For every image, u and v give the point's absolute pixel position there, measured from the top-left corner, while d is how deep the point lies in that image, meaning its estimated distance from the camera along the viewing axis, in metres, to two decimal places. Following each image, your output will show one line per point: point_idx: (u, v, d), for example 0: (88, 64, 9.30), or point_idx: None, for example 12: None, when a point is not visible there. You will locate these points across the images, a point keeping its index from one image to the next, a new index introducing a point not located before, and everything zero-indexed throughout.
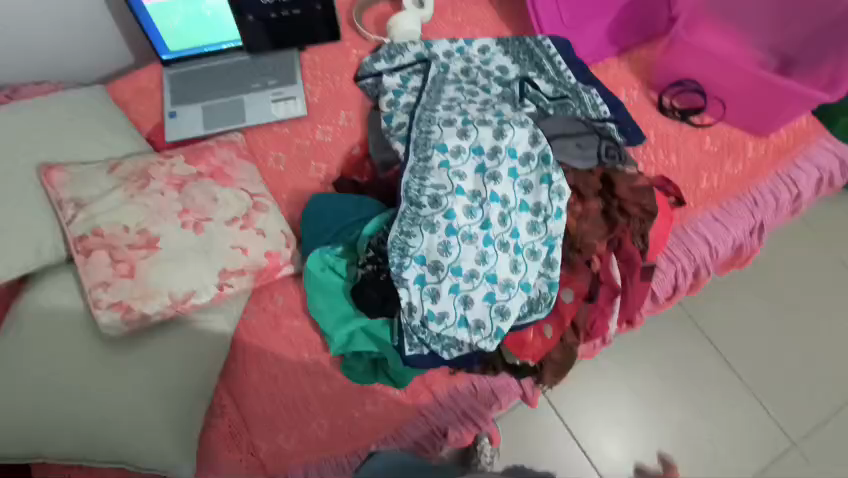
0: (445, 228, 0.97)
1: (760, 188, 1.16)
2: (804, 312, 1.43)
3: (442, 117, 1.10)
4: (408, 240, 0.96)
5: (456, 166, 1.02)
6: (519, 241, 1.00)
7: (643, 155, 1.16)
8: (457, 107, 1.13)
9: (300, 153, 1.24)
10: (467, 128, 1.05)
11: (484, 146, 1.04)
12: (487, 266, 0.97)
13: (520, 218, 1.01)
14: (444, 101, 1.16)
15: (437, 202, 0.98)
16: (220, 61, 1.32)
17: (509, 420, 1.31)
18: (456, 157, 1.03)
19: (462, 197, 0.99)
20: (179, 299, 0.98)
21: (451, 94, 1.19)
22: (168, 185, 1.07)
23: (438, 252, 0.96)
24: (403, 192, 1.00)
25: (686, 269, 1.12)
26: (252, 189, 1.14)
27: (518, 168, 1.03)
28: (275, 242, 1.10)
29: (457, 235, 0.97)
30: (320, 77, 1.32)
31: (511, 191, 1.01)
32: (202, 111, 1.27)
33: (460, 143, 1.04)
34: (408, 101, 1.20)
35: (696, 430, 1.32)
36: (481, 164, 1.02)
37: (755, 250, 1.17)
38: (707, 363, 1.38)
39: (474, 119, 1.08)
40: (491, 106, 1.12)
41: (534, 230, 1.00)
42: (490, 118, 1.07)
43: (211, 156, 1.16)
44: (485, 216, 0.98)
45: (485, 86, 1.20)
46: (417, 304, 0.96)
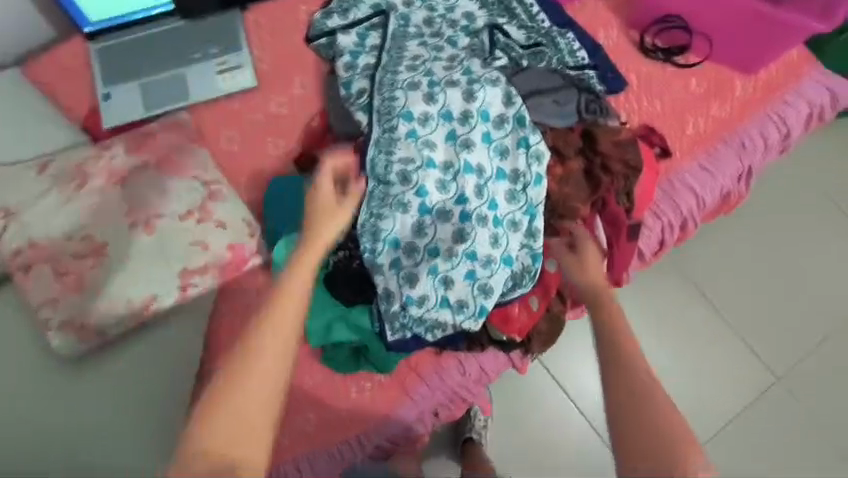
0: (417, 207, 0.91)
1: (748, 128, 1.09)
2: (789, 249, 1.41)
3: (405, 80, 0.99)
4: (380, 223, 0.90)
5: (425, 135, 0.93)
6: (498, 212, 0.93)
7: (625, 104, 1.08)
8: (422, 66, 1.01)
9: (255, 130, 1.13)
10: (435, 91, 0.96)
11: (454, 110, 0.95)
12: (467, 242, 0.91)
13: (497, 189, 0.93)
14: (406, 59, 1.04)
15: (407, 178, 0.91)
16: (151, 30, 1.15)
17: (502, 387, 1.29)
18: (423, 125, 0.94)
19: (434, 170, 0.92)
20: (138, 308, 0.91)
21: (413, 50, 1.06)
22: (109, 182, 0.97)
23: (412, 233, 0.92)
24: (369, 169, 0.92)
25: (673, 223, 1.07)
26: (206, 177, 1.04)
27: (494, 131, 0.95)
28: (237, 233, 1.01)
29: (431, 213, 0.92)
30: (268, 41, 1.18)
31: (486, 159, 0.93)
32: (141, 89, 1.13)
33: (428, 109, 0.95)
34: (367, 62, 1.08)
35: (684, 375, 1.33)
36: (452, 131, 0.94)
37: (742, 195, 1.12)
38: (696, 309, 1.37)
39: (441, 80, 0.97)
40: (459, 63, 1.01)
41: (514, 199, 0.94)
42: (459, 77, 0.98)
43: (154, 143, 1.04)
44: (460, 189, 0.91)
45: (452, 38, 1.08)
46: (394, 290, 0.93)
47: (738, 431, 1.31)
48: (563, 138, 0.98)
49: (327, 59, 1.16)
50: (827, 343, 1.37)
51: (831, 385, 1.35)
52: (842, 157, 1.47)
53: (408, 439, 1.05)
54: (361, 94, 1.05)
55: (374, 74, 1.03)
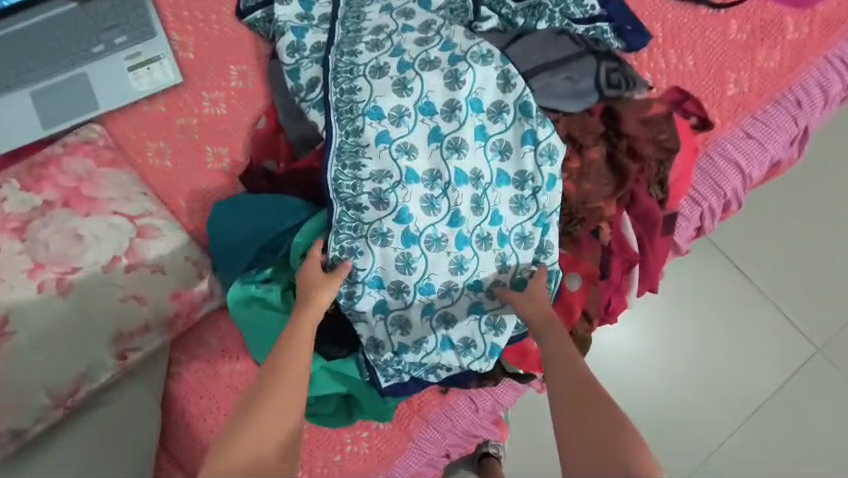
0: (400, 236, 0.72)
1: (804, 80, 0.87)
2: (834, 205, 1.22)
3: (368, 64, 0.77)
4: (354, 260, 0.73)
5: (399, 138, 0.74)
6: (502, 228, 0.75)
7: (649, 62, 0.85)
8: (387, 42, 0.79)
9: (188, 138, 0.90)
10: (410, 78, 0.75)
11: (437, 103, 0.75)
12: (467, 268, 0.74)
13: (498, 196, 0.75)
14: (367, 32, 0.80)
15: (383, 199, 0.72)
16: (33, 18, 0.90)
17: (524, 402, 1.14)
18: (398, 125, 0.74)
19: (417, 183, 0.73)
20: (65, 393, 0.73)
21: (375, 18, 0.82)
22: (3, 233, 0.75)
23: (398, 269, 0.73)
24: (334, 191, 0.73)
25: (715, 208, 0.88)
26: (130, 209, 0.82)
27: (489, 124, 0.75)
28: (181, 277, 0.81)
29: (419, 242, 0.73)
30: (189, 20, 0.93)
31: (483, 161, 0.75)
32: (33, 100, 0.89)
33: (401, 101, 0.75)
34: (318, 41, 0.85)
35: (717, 360, 1.19)
36: (434, 129, 0.74)
37: (793, 162, 0.92)
38: (730, 286, 1.21)
39: (416, 61, 0.76)
40: (436, 32, 0.79)
41: (518, 208, 0.75)
42: (437, 55, 0.76)
43: (57, 172, 0.82)
44: (452, 204, 0.73)
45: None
46: (383, 338, 0.76)
47: (779, 415, 1.18)
48: (579, 123, 0.77)
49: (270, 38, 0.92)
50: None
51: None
52: None
53: None
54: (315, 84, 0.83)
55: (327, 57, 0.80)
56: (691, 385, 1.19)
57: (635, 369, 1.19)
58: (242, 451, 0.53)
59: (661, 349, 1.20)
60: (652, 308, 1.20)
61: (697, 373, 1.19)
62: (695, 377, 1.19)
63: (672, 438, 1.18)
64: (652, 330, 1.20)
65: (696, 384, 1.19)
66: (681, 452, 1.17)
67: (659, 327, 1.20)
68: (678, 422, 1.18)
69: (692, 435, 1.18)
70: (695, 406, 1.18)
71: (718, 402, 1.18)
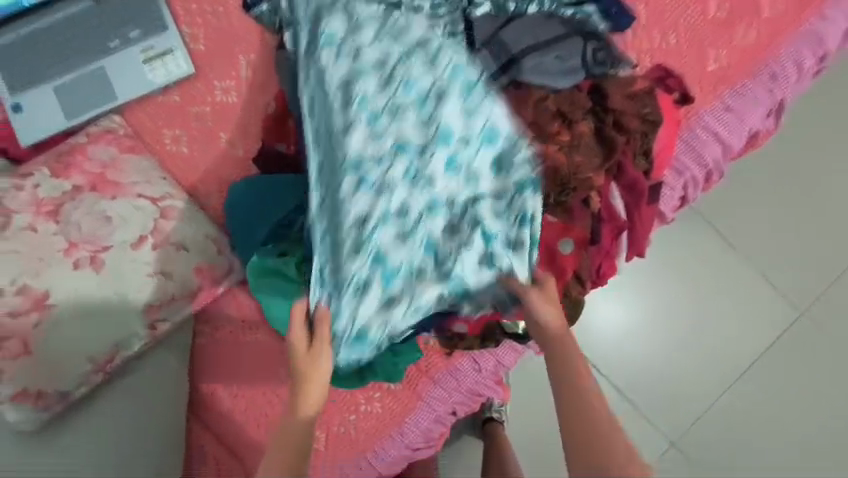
0: (379, 279, 0.76)
1: (779, 55, 0.94)
2: (815, 176, 1.28)
3: (347, 68, 0.78)
4: (340, 312, 0.75)
5: (383, 146, 0.76)
6: (490, 232, 0.78)
7: (633, 42, 0.91)
8: (365, 44, 0.79)
9: (202, 125, 0.95)
10: (395, 87, 0.77)
11: (421, 113, 0.77)
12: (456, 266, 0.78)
13: (481, 213, 0.78)
14: (330, 62, 0.78)
15: (371, 206, 0.75)
16: (51, 16, 0.95)
17: (525, 371, 1.22)
18: (383, 134, 0.76)
19: (401, 187, 0.76)
20: (103, 360, 0.79)
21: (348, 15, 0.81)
22: (37, 216, 0.81)
23: (382, 307, 0.77)
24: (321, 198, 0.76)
25: (697, 178, 0.94)
26: (152, 192, 0.88)
27: (469, 135, 0.76)
28: (203, 254, 0.88)
29: (400, 277, 0.76)
30: (197, 10, 0.97)
31: (470, 169, 0.77)
32: (55, 94, 0.94)
33: (385, 110, 0.77)
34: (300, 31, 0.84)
35: (705, 327, 1.27)
36: (414, 136, 0.76)
37: (770, 134, 0.99)
38: (717, 255, 1.28)
39: (399, 68, 0.78)
40: (423, 44, 0.79)
41: (501, 212, 0.78)
42: (421, 66, 0.78)
43: (83, 159, 0.88)
44: (435, 211, 0.77)
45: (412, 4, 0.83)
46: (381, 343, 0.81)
47: (764, 374, 1.26)
48: (569, 98, 0.82)
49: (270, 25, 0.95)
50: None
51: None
52: None
53: (428, 443, 0.97)
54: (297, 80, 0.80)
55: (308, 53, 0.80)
56: (686, 354, 1.26)
57: (635, 344, 1.26)
58: (293, 436, 0.68)
59: (651, 321, 1.27)
60: (646, 283, 1.27)
61: (689, 340, 1.26)
62: (689, 346, 1.26)
63: (664, 402, 1.25)
64: (643, 302, 1.27)
65: (690, 351, 1.26)
66: (672, 412, 1.25)
67: (651, 296, 1.27)
68: (678, 390, 1.26)
69: (683, 398, 1.25)
70: (691, 373, 1.26)
71: (711, 366, 1.26)
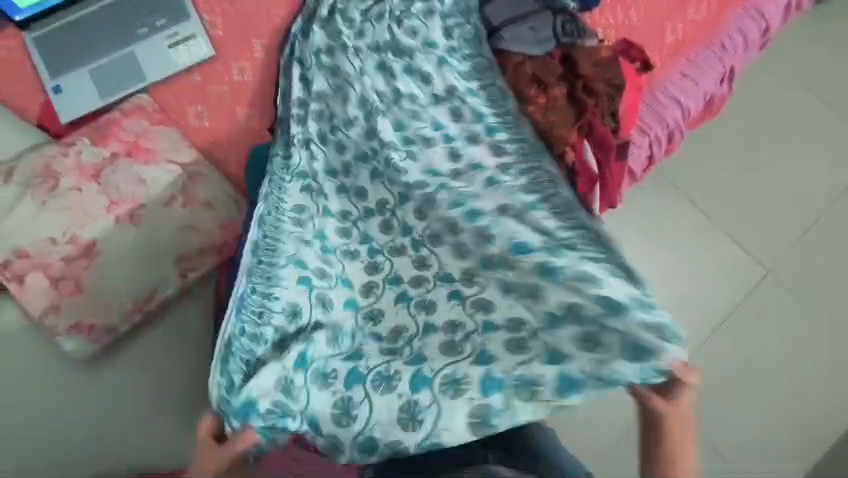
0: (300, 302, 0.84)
1: (727, 29, 1.08)
2: (768, 147, 1.44)
3: (358, 168, 0.94)
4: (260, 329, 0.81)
5: (358, 239, 0.90)
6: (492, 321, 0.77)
7: (601, 19, 1.04)
8: (383, 136, 0.93)
9: (222, 102, 1.07)
10: (387, 195, 0.91)
11: (412, 224, 0.88)
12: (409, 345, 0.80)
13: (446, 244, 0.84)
14: (314, 94, 1.00)
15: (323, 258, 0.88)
16: (86, 9, 1.07)
17: None
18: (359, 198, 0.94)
19: (359, 281, 0.87)
20: (143, 300, 0.90)
21: (380, 101, 0.96)
22: (82, 179, 0.92)
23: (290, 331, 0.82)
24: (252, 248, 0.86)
25: (660, 137, 1.07)
26: (180, 159, 0.99)
27: (463, 232, 0.82)
28: (226, 212, 0.99)
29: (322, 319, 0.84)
30: (217, 2, 1.09)
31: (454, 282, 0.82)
32: (91, 77, 1.06)
33: (373, 205, 0.92)
34: (321, 90, 1.00)
35: (687, 293, 1.37)
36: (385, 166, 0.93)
37: (724, 99, 1.12)
38: (689, 218, 1.41)
39: (406, 155, 0.92)
40: (460, 89, 0.96)
41: (499, 324, 0.77)
42: (461, 128, 0.94)
43: (119, 131, 0.99)
44: (376, 314, 0.84)
45: (430, 42, 0.99)
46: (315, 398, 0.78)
47: (738, 325, 1.37)
48: (546, 70, 0.96)
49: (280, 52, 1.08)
50: (820, 232, 1.42)
51: (825, 269, 1.40)
52: (815, 53, 1.48)
53: None
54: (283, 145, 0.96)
55: (316, 122, 0.98)
56: (672, 317, 1.36)
57: None
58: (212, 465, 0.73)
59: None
60: (630, 256, 1.38)
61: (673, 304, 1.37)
62: (674, 311, 1.36)
63: None
64: (629, 267, 1.38)
65: (674, 312, 1.36)
66: None
67: (632, 259, 1.38)
68: None
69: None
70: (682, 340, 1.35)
71: (695, 326, 1.36)
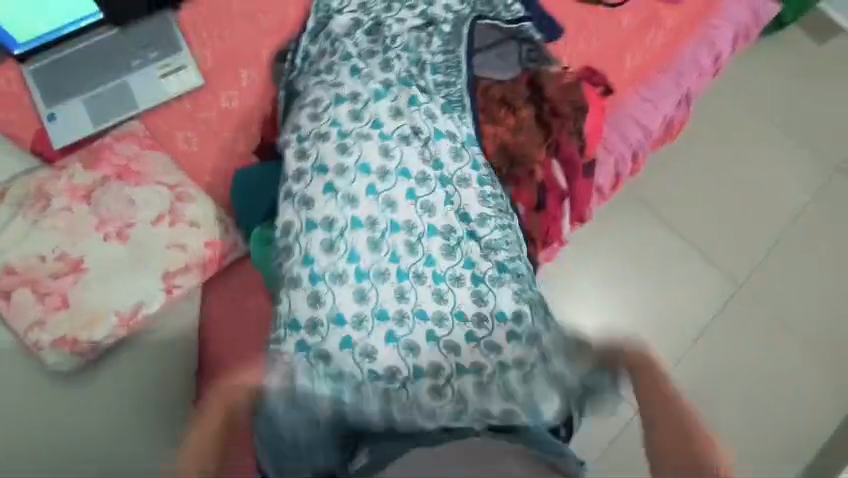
0: (321, 309, 0.93)
1: (682, 54, 1.17)
2: (732, 167, 1.52)
3: (357, 145, 0.97)
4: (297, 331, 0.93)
5: (345, 252, 0.94)
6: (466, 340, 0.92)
7: (563, 49, 1.13)
8: (386, 163, 0.98)
9: (210, 127, 1.13)
10: (382, 185, 0.97)
11: (397, 236, 0.96)
12: (411, 361, 0.91)
13: (423, 287, 0.94)
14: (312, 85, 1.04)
15: (319, 297, 0.93)
16: (83, 43, 1.13)
17: None
18: (366, 194, 0.96)
19: (344, 307, 0.93)
20: (127, 315, 0.92)
21: (372, 121, 0.99)
22: (73, 199, 0.96)
23: (307, 331, 0.93)
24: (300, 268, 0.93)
25: (624, 155, 1.14)
26: (169, 181, 1.03)
27: (456, 262, 0.96)
28: (211, 231, 1.03)
29: (347, 322, 0.92)
30: (208, 37, 1.17)
31: (452, 290, 0.95)
32: (86, 106, 1.11)
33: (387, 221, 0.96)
34: (317, 99, 1.01)
35: (665, 308, 1.42)
36: (383, 174, 0.97)
37: (684, 120, 1.20)
38: (660, 235, 1.47)
39: (414, 208, 0.97)
40: (461, 137, 1.01)
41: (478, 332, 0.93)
42: (464, 169, 1.00)
43: (111, 155, 1.04)
44: (371, 349, 0.91)
45: (428, 85, 1.05)
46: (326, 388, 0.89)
47: (713, 338, 1.41)
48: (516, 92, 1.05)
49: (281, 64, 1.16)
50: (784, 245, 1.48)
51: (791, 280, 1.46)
52: (770, 80, 1.59)
53: None
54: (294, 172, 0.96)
55: (316, 108, 1.01)
56: (651, 331, 1.40)
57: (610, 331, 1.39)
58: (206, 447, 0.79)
59: (610, 301, 1.42)
60: (609, 272, 1.43)
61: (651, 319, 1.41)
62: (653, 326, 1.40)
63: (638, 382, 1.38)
64: (603, 286, 1.43)
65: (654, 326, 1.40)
66: None
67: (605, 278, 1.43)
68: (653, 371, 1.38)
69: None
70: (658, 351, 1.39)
71: (673, 341, 1.40)
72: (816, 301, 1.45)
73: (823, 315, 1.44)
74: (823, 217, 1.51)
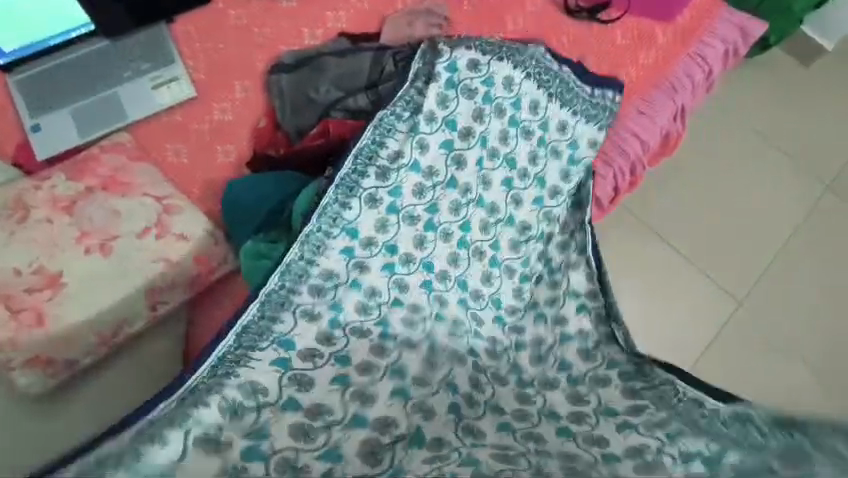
0: (382, 264, 0.89)
1: (676, 72, 1.18)
2: (723, 184, 1.56)
3: (396, 183, 0.91)
4: (343, 211, 0.88)
5: (380, 246, 0.89)
6: (488, 196, 0.96)
7: None
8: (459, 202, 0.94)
9: (202, 139, 1.10)
10: (420, 245, 0.91)
11: (421, 197, 0.92)
12: (419, 258, 0.91)
13: (444, 195, 0.93)
14: (378, 222, 0.90)
15: (385, 226, 0.90)
16: (71, 54, 1.10)
17: None
18: (404, 222, 0.91)
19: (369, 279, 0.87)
20: (108, 335, 0.88)
21: (461, 193, 0.94)
22: (54, 211, 0.92)
23: (374, 229, 0.89)
24: (281, 273, 0.85)
25: (623, 169, 1.13)
26: (157, 193, 0.98)
27: (450, 162, 0.93)
28: (201, 243, 0.96)
29: (398, 214, 0.91)
30: (201, 49, 1.15)
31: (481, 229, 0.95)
32: (72, 118, 1.07)
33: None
34: (373, 196, 0.90)
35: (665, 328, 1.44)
36: (465, 189, 0.94)
37: (681, 135, 1.19)
38: (656, 251, 1.49)
39: (464, 211, 0.94)
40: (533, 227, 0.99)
41: (491, 164, 0.96)
42: (533, 124, 0.99)
43: (97, 166, 0.99)
44: (401, 287, 0.89)
45: (510, 158, 0.97)
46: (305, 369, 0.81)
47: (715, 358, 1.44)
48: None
49: (268, 77, 1.13)
50: (772, 267, 1.52)
51: (779, 300, 1.50)
52: (759, 97, 1.63)
53: None
54: (256, 392, 0.77)
55: (366, 193, 0.89)
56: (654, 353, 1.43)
57: None
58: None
59: None
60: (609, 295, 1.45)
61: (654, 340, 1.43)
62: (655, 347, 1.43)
63: None
64: None
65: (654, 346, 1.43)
66: None
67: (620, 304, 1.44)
68: None
69: None
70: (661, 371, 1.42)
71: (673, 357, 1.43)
72: (803, 319, 1.49)
73: (813, 332, 1.48)
74: (813, 234, 1.55)
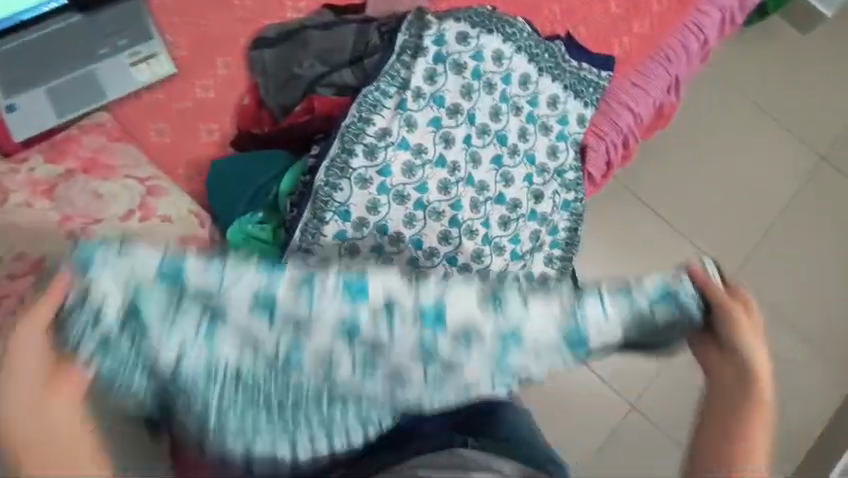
0: (372, 245, 0.89)
1: (670, 41, 1.15)
2: (717, 157, 1.54)
3: (386, 162, 0.89)
4: (334, 193, 0.88)
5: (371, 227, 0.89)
6: (478, 173, 0.93)
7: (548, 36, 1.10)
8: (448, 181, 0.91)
9: (184, 118, 1.07)
10: (410, 224, 0.90)
11: (410, 175, 0.90)
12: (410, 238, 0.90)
13: (433, 174, 0.91)
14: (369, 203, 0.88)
15: (376, 205, 0.89)
16: (43, 30, 1.05)
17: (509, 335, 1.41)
18: (394, 201, 0.89)
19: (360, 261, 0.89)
20: None
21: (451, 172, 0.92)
22: (34, 195, 0.90)
23: (365, 209, 0.89)
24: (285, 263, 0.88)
25: (615, 143, 1.11)
26: (140, 174, 0.96)
27: (438, 140, 0.91)
28: (186, 225, 0.94)
29: (389, 193, 0.89)
30: (180, 23, 1.10)
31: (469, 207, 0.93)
32: (49, 97, 1.04)
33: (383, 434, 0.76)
34: (363, 176, 0.88)
35: None
36: (453, 167, 0.92)
37: (675, 107, 1.17)
38: (649, 226, 1.49)
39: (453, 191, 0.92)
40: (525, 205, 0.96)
41: (479, 142, 0.93)
42: (522, 99, 0.96)
43: (76, 147, 0.96)
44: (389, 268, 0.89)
45: (499, 134, 0.94)
46: None
47: None
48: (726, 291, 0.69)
49: (249, 52, 1.09)
50: (764, 240, 1.51)
51: (770, 272, 1.50)
52: (756, 67, 1.60)
53: None
54: None
55: (357, 173, 0.88)
56: None
57: None
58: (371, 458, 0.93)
59: None
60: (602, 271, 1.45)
61: None
62: None
63: (630, 375, 1.43)
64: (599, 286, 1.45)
65: None
66: (636, 377, 1.44)
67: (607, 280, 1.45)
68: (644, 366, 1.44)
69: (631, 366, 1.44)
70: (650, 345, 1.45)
71: None
72: (794, 291, 1.50)
73: (802, 304, 1.49)
74: (806, 206, 1.54)
